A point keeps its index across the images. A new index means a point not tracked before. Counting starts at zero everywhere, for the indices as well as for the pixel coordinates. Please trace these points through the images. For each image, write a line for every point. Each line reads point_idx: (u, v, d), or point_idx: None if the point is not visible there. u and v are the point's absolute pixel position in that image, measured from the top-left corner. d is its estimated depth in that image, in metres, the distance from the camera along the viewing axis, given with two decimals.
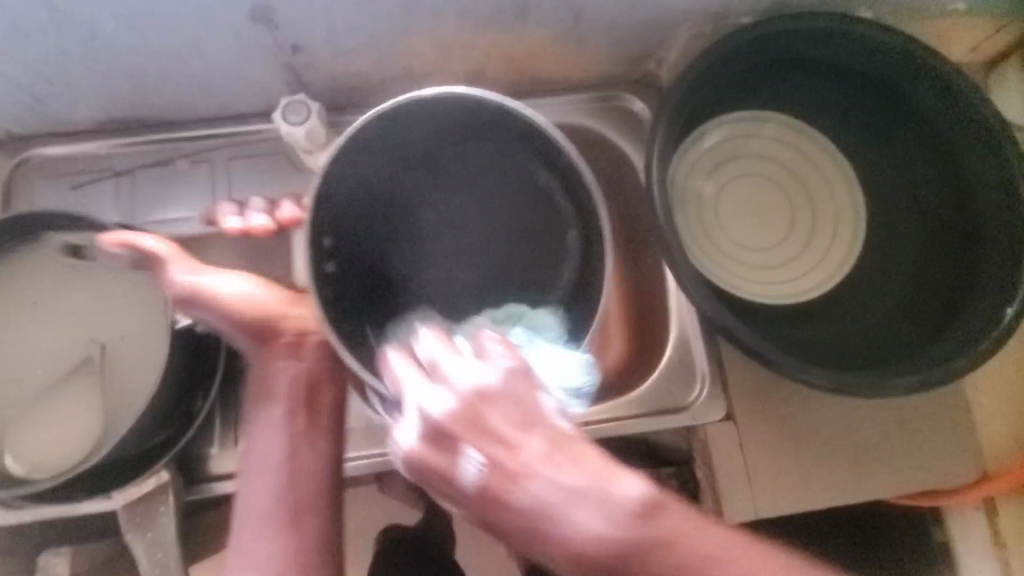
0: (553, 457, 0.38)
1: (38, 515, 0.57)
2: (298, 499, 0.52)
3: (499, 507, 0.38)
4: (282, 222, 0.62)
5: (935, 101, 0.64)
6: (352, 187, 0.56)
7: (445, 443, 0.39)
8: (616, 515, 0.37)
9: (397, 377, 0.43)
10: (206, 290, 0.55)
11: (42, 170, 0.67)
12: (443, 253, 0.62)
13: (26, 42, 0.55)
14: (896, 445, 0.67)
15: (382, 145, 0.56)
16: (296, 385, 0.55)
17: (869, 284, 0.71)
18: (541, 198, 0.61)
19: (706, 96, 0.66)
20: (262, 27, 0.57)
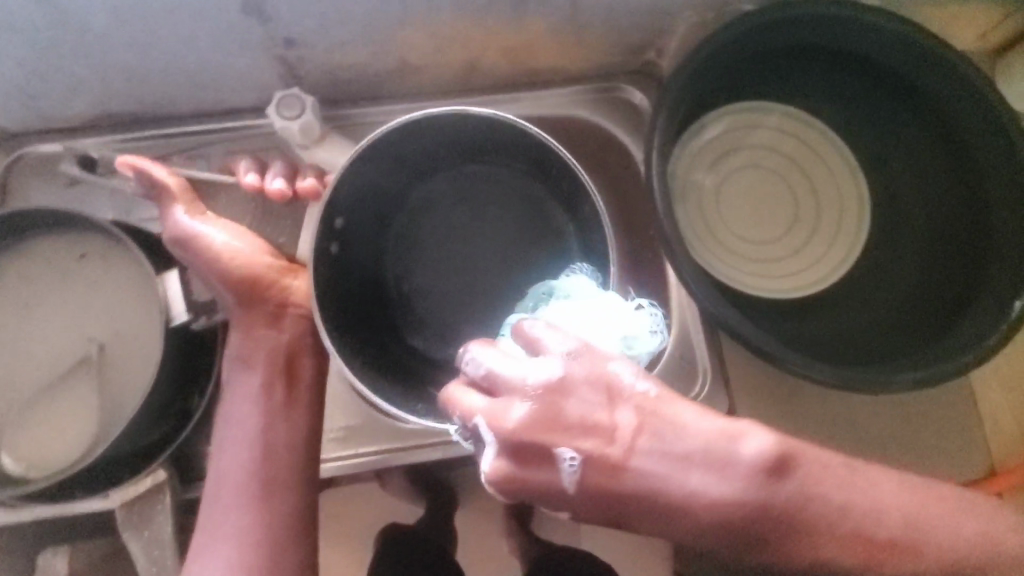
0: (656, 429, 0.37)
1: (37, 514, 0.58)
2: (271, 474, 0.53)
3: (619, 495, 0.36)
4: (299, 190, 0.63)
5: (941, 90, 0.62)
6: (358, 196, 0.56)
7: (534, 453, 0.37)
8: (742, 472, 0.36)
9: (456, 401, 0.40)
10: (202, 235, 0.56)
11: (37, 167, 0.67)
12: (434, 252, 0.65)
13: (15, 39, 0.54)
14: (899, 438, 0.67)
15: (387, 156, 0.54)
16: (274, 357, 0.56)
17: (873, 277, 0.69)
18: (531, 202, 0.63)
19: (706, 86, 0.65)
20: (254, 21, 0.56)
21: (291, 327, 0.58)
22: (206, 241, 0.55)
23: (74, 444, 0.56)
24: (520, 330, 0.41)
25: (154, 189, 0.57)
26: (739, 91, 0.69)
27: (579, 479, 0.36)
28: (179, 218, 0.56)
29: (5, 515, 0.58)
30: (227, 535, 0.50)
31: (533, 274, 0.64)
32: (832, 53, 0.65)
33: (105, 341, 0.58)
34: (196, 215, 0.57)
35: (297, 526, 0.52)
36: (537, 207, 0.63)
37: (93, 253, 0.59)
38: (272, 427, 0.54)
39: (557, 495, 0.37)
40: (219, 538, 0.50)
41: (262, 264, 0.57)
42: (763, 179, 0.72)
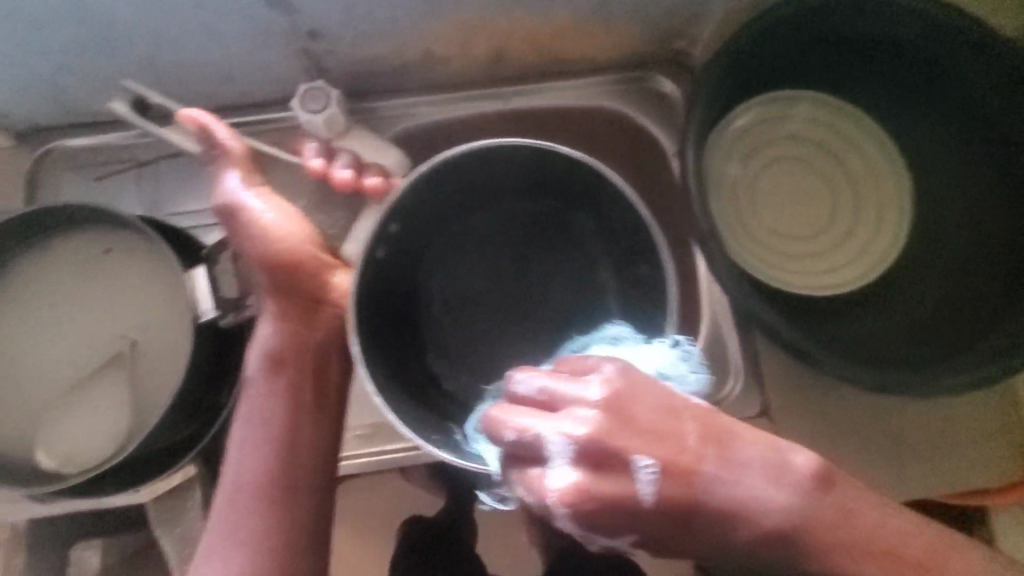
0: (718, 438, 0.36)
1: (68, 507, 0.58)
2: (293, 472, 0.52)
3: (686, 508, 0.35)
4: (369, 186, 0.61)
5: (986, 84, 0.59)
6: (412, 214, 0.55)
7: (609, 459, 0.35)
8: (792, 484, 0.37)
9: (512, 415, 0.37)
10: (251, 212, 0.55)
11: (63, 161, 0.67)
12: (470, 280, 0.64)
13: (43, 33, 0.54)
14: (939, 442, 0.64)
15: (451, 178, 0.55)
16: (303, 351, 0.56)
17: (910, 274, 0.67)
18: (561, 234, 0.63)
19: (740, 77, 0.63)
20: (279, 13, 0.55)
21: (330, 326, 0.58)
22: (257, 215, 0.55)
23: (107, 440, 0.56)
24: (566, 359, 0.41)
25: (212, 146, 0.55)
26: (772, 81, 0.67)
27: (655, 490, 0.35)
28: (235, 183, 0.55)
29: (39, 508, 0.59)
30: (237, 536, 0.49)
31: (549, 303, 0.63)
32: (871, 42, 0.63)
33: (138, 338, 0.58)
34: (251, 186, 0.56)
35: (313, 532, 0.52)
36: (563, 237, 0.64)
37: (124, 250, 0.59)
38: (296, 423, 0.54)
39: (630, 507, 0.35)
40: (232, 535, 0.49)
41: (308, 252, 0.57)
42: (801, 172, 0.69)
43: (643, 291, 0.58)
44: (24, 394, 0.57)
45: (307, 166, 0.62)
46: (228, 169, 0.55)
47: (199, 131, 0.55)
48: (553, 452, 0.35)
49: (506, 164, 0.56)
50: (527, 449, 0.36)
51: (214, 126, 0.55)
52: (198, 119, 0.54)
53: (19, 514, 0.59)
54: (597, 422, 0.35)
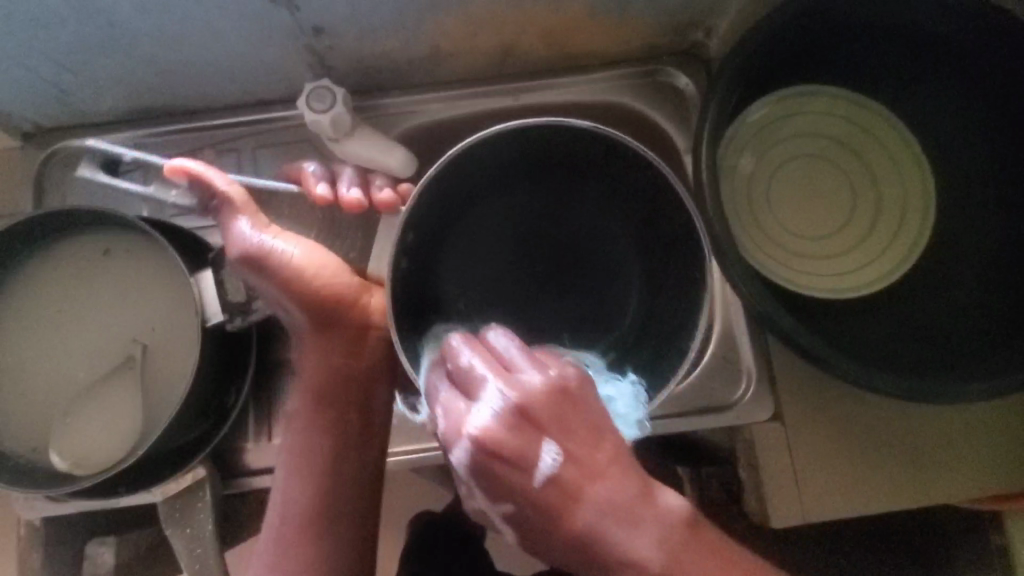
0: (618, 475, 0.41)
1: (84, 506, 0.59)
2: (340, 500, 0.55)
3: (567, 510, 0.41)
4: (378, 201, 0.60)
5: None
6: (426, 211, 0.52)
7: (520, 427, 0.40)
8: (667, 532, 0.42)
9: (467, 359, 0.42)
10: (276, 250, 0.52)
11: (69, 161, 0.66)
12: (483, 283, 0.59)
13: (46, 34, 0.53)
14: (959, 447, 0.63)
15: (470, 171, 0.53)
16: (347, 374, 0.55)
17: (933, 276, 0.65)
18: (585, 238, 0.60)
19: (759, 70, 0.61)
20: (283, 10, 0.54)
21: (374, 352, 0.56)
22: (283, 254, 0.52)
23: (118, 443, 0.56)
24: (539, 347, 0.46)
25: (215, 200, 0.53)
26: (794, 71, 0.65)
27: (546, 476, 0.40)
28: (247, 229, 0.52)
29: (57, 507, 0.60)
30: (290, 555, 0.53)
31: (577, 317, 0.59)
32: (895, 33, 0.60)
33: (150, 343, 0.58)
34: (264, 226, 0.53)
35: (354, 554, 0.55)
36: (595, 242, 0.60)
37: (131, 254, 0.59)
38: (337, 457, 0.55)
39: (522, 470, 0.40)
40: (279, 558, 0.53)
41: (342, 279, 0.54)
42: (819, 170, 0.67)
43: (669, 295, 0.55)
44: (37, 395, 0.58)
45: (313, 195, 0.60)
46: (237, 214, 0.52)
47: (195, 184, 0.53)
48: (483, 395, 0.41)
49: (520, 152, 0.53)
50: (464, 380, 0.42)
51: (210, 177, 0.53)
52: (187, 171, 0.52)
53: (34, 513, 0.60)
54: (530, 392, 0.41)
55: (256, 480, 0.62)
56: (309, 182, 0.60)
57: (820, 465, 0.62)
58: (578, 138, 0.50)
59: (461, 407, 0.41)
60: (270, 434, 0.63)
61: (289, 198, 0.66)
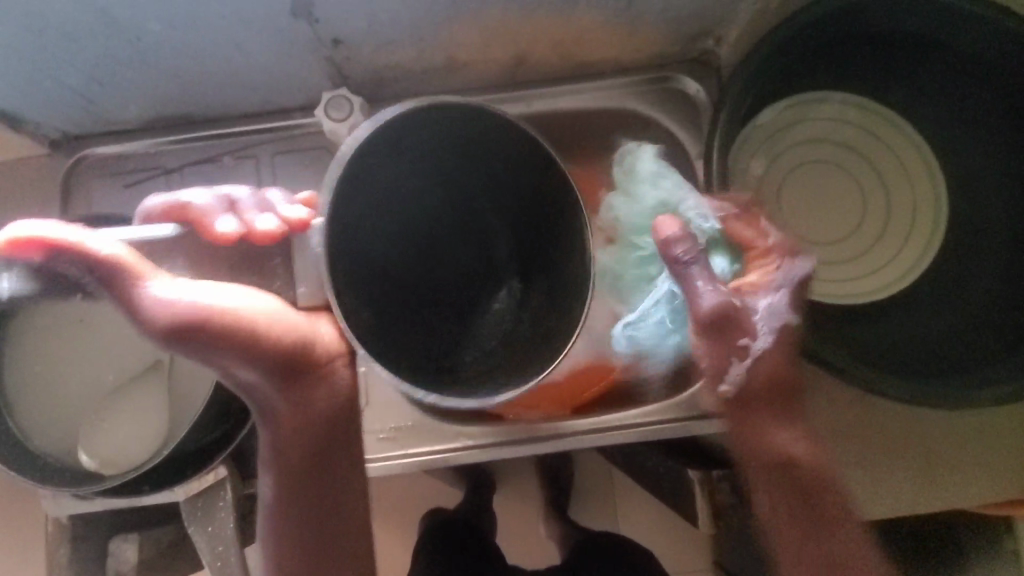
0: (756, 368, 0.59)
1: (109, 505, 0.61)
2: (332, 521, 0.54)
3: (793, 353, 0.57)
4: (292, 222, 0.50)
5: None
6: (354, 241, 0.47)
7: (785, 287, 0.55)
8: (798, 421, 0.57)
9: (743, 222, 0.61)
10: (200, 309, 0.44)
11: (95, 168, 0.68)
12: (423, 320, 0.54)
13: (75, 48, 0.55)
14: (968, 450, 0.63)
15: (377, 176, 0.47)
16: (297, 419, 0.51)
17: (943, 284, 0.65)
18: (464, 237, 0.56)
19: (771, 77, 0.61)
20: (303, 23, 0.56)
21: (331, 392, 0.53)
22: (196, 317, 0.43)
23: (147, 443, 0.58)
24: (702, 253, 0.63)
25: (104, 276, 0.42)
26: (803, 79, 0.65)
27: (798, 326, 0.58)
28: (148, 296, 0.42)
29: (83, 506, 0.61)
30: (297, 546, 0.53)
31: (479, 315, 0.56)
32: (905, 38, 0.61)
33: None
34: (167, 288, 0.43)
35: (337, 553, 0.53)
36: (484, 238, 0.57)
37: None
38: (317, 495, 0.53)
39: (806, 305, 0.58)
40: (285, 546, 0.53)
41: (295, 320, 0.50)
42: (830, 177, 0.68)
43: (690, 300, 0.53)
44: (70, 396, 0.60)
45: (215, 231, 0.50)
46: (140, 283, 0.42)
47: (53, 265, 0.41)
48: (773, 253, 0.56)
49: (421, 165, 0.49)
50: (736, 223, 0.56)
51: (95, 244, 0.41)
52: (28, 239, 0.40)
53: (58, 509, 0.61)
54: None
55: None
56: (205, 222, 0.50)
57: None
58: (466, 140, 0.48)
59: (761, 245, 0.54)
60: None
61: None
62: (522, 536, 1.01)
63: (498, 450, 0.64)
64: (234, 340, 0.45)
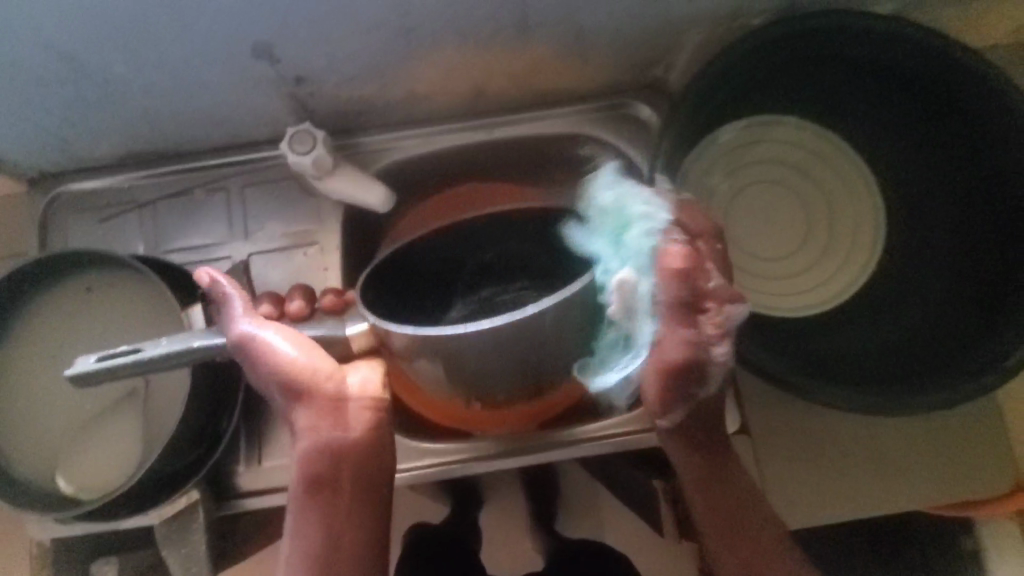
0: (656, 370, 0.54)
1: (88, 529, 0.63)
2: (339, 548, 0.52)
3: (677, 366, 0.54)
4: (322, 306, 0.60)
5: (976, 97, 0.60)
6: (398, 291, 0.58)
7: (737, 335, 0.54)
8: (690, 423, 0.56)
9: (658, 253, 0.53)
10: (257, 343, 0.52)
11: (71, 204, 0.71)
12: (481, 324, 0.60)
13: (48, 91, 0.58)
14: (919, 453, 0.66)
15: (409, 258, 0.58)
16: (324, 451, 0.53)
17: (886, 293, 0.69)
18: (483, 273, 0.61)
19: (716, 101, 0.64)
20: (265, 62, 0.59)
21: (362, 427, 0.54)
22: (270, 347, 0.52)
23: (120, 472, 0.60)
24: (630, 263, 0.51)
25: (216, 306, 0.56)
26: (749, 101, 0.68)
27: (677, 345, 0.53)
28: (240, 324, 0.53)
29: (65, 530, 0.64)
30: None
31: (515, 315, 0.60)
32: (841, 62, 0.64)
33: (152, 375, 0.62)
34: (264, 324, 0.54)
35: None
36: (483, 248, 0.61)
37: (109, 291, 0.63)
38: (330, 522, 0.53)
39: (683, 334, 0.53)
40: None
41: (330, 370, 0.54)
42: (776, 195, 0.71)
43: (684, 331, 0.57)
44: (45, 427, 0.61)
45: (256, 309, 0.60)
46: (230, 311, 0.54)
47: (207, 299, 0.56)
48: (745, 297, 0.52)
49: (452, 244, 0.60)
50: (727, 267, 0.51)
51: (223, 282, 0.56)
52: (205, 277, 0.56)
53: (44, 533, 0.64)
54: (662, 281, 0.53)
55: (248, 501, 0.65)
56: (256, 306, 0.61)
57: (783, 471, 0.65)
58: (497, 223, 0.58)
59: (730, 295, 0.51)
60: (260, 458, 0.66)
61: (278, 231, 0.69)
62: (506, 551, 1.03)
63: (468, 466, 0.67)
64: (278, 372, 0.52)
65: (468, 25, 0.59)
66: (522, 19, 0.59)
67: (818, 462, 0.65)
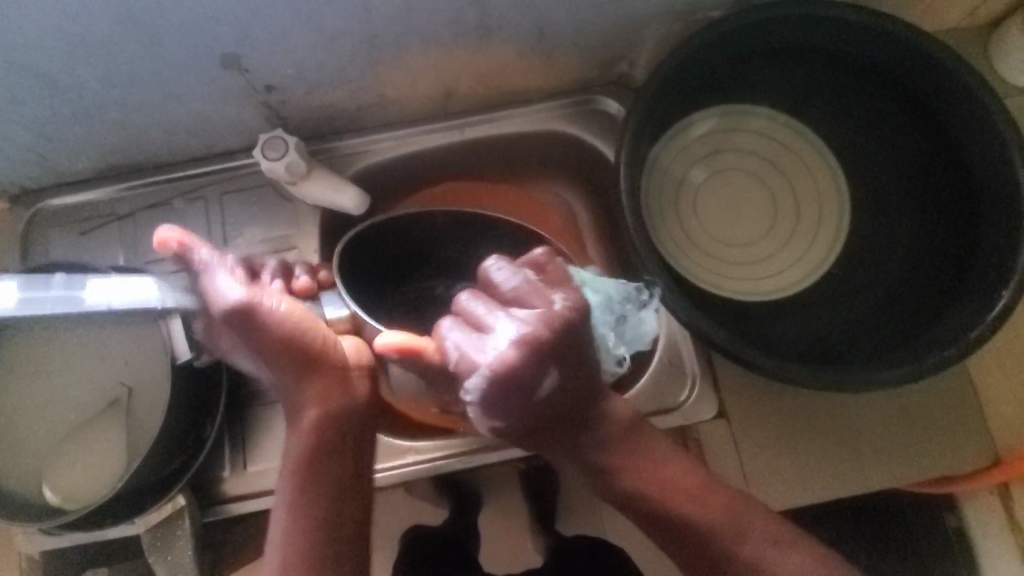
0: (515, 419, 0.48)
1: (76, 539, 0.64)
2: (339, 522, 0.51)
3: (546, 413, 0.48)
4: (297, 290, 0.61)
5: (931, 79, 0.61)
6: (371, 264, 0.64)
7: (521, 371, 0.45)
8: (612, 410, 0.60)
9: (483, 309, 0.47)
10: (252, 308, 0.51)
11: (53, 219, 0.72)
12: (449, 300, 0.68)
13: (22, 109, 0.59)
14: (897, 431, 0.66)
15: (380, 240, 0.63)
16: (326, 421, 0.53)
17: (856, 274, 0.70)
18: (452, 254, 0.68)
19: (679, 92, 0.66)
20: (234, 72, 0.60)
21: (362, 395, 0.56)
22: (276, 316, 0.52)
23: (104, 481, 0.60)
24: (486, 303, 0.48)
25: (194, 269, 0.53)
26: (713, 92, 0.70)
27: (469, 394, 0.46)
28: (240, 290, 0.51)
29: (55, 540, 0.65)
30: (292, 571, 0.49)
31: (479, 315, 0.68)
32: (800, 50, 0.65)
33: (133, 385, 0.62)
34: (268, 295, 0.53)
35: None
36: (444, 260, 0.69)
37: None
38: (327, 498, 0.52)
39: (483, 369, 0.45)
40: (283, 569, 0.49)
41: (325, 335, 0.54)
42: (745, 183, 0.72)
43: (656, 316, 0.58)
44: (28, 439, 0.62)
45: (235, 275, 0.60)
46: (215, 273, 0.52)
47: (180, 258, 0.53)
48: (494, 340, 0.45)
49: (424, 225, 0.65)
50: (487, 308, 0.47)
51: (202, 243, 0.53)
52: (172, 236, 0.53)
53: (35, 546, 0.65)
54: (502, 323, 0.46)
55: (234, 506, 0.66)
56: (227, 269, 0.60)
57: (764, 455, 0.66)
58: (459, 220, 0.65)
59: (467, 348, 0.46)
60: (245, 463, 0.67)
61: (256, 237, 0.70)
62: (502, 552, 1.03)
63: (451, 461, 0.67)
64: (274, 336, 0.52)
65: (431, 29, 0.60)
66: (483, 20, 0.61)
67: (797, 443, 0.66)
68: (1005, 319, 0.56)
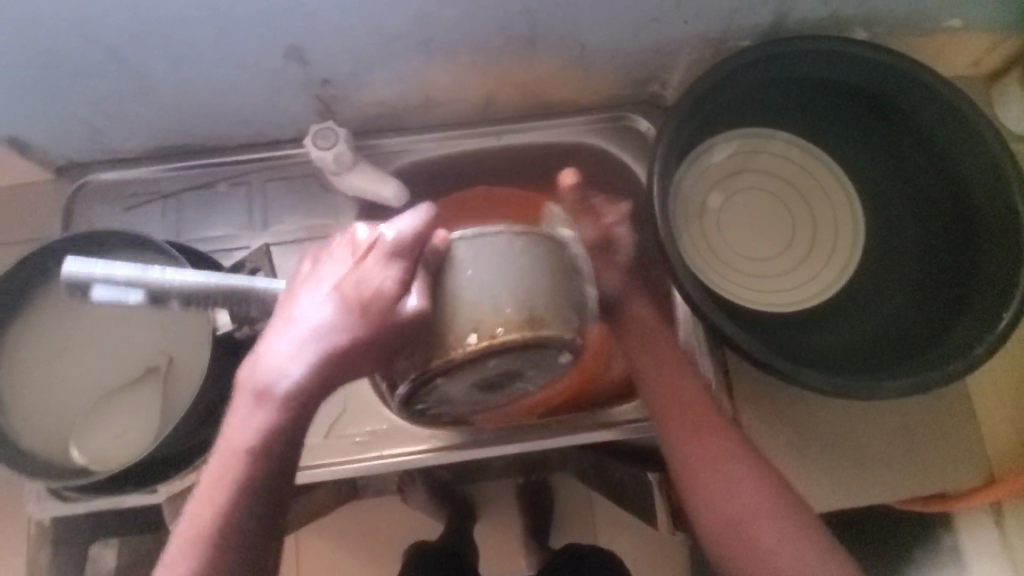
0: None
1: (91, 508, 0.64)
2: (269, 458, 0.45)
3: None
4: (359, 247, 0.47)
5: (941, 117, 0.66)
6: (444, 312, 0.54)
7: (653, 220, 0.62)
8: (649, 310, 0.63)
9: None
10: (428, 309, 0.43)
11: (97, 193, 0.74)
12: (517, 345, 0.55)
13: (88, 83, 0.62)
14: (897, 447, 0.69)
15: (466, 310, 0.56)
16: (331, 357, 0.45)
17: (864, 294, 0.74)
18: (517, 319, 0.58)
19: (707, 114, 0.70)
20: (295, 64, 0.64)
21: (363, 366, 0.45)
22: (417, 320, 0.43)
23: (130, 445, 0.61)
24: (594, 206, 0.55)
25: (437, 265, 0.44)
26: (736, 116, 0.74)
27: None
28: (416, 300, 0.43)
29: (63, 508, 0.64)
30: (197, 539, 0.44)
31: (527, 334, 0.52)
32: (820, 81, 0.70)
33: (173, 355, 0.63)
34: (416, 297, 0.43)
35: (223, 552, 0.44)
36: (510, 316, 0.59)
37: None
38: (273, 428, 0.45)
39: None
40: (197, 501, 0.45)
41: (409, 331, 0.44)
42: (763, 202, 0.76)
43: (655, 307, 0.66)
44: (55, 404, 0.63)
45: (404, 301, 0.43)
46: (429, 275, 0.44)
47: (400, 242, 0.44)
48: None
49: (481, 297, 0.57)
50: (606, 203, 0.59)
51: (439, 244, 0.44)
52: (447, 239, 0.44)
53: (41, 511, 0.64)
54: None
55: None
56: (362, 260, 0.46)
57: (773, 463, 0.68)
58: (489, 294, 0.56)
59: None
60: None
61: (298, 221, 0.72)
62: (497, 557, 1.03)
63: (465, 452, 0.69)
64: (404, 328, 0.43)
65: (482, 37, 0.64)
66: (531, 34, 0.65)
67: (803, 454, 0.69)
68: (1004, 339, 0.60)
